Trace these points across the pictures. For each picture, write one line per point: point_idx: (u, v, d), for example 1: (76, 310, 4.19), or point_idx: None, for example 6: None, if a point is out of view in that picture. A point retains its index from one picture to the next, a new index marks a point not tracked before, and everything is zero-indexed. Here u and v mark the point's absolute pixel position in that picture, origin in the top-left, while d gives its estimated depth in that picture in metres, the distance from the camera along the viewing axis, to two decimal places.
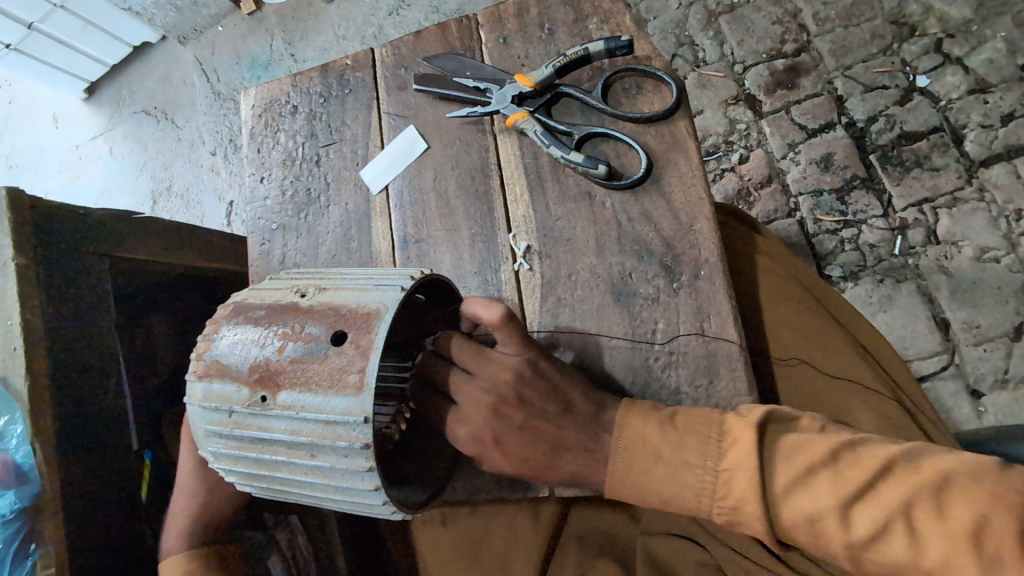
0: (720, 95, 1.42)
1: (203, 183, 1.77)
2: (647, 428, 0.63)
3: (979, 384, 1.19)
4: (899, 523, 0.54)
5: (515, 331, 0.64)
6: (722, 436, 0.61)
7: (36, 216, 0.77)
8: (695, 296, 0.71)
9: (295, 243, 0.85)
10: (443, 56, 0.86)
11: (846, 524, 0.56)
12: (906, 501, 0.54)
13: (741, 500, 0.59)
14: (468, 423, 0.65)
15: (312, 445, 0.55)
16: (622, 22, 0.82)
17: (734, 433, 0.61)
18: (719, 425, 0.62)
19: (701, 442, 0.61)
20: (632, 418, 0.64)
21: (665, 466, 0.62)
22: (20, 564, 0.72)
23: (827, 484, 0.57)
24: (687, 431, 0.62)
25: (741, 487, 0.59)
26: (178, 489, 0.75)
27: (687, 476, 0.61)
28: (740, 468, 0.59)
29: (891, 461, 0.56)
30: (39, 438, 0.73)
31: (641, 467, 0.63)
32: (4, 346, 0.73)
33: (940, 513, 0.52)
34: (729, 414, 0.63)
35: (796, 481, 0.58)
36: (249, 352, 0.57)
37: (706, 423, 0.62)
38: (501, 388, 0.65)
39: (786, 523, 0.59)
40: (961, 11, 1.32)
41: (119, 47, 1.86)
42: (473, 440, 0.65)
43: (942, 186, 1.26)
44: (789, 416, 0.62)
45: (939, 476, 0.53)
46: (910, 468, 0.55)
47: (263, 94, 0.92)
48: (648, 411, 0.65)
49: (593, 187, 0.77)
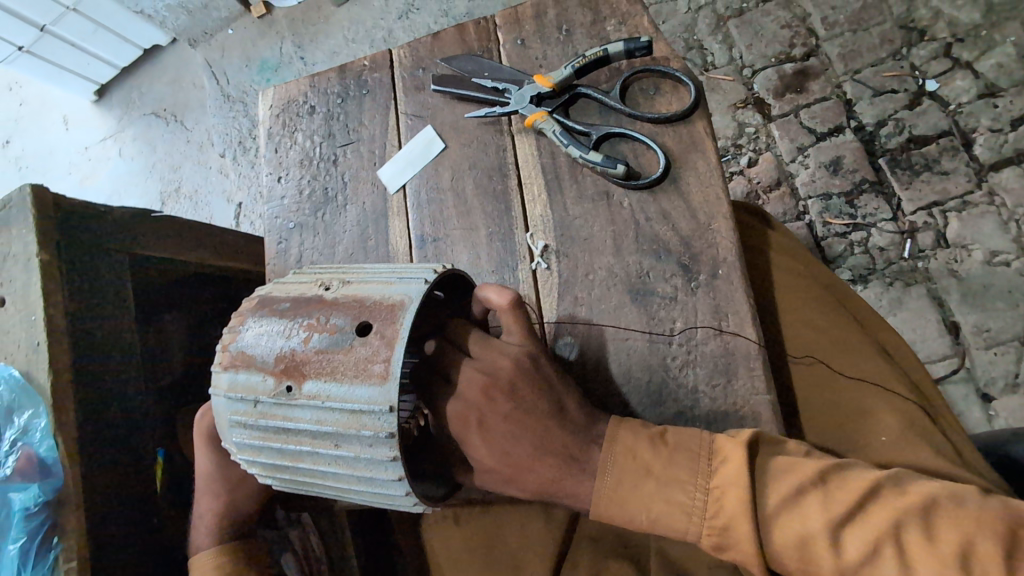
0: (730, 98, 1.42)
1: (212, 184, 1.78)
2: (638, 444, 0.63)
3: (990, 387, 1.18)
4: (888, 545, 0.55)
5: (522, 317, 0.65)
6: (712, 454, 0.61)
7: (61, 218, 0.80)
8: (714, 295, 0.71)
9: (312, 242, 0.85)
10: (461, 57, 0.86)
11: (836, 546, 0.56)
12: (896, 522, 0.55)
13: (732, 520, 0.59)
14: (459, 407, 0.65)
15: (337, 435, 0.56)
16: (640, 24, 0.82)
17: (725, 452, 0.61)
18: (709, 442, 0.62)
19: (690, 458, 0.62)
20: (623, 431, 0.64)
21: (655, 483, 0.62)
22: (44, 556, 0.75)
23: (817, 506, 0.57)
24: (677, 448, 0.62)
25: (732, 506, 0.59)
26: (200, 488, 0.76)
27: (677, 493, 0.61)
28: (731, 487, 0.59)
29: (878, 484, 0.57)
30: (62, 432, 0.76)
31: (630, 484, 0.63)
32: (28, 340, 0.77)
33: (929, 536, 0.54)
34: (719, 433, 0.63)
35: (787, 502, 0.58)
36: (275, 343, 0.58)
37: (696, 440, 0.62)
38: (507, 383, 0.64)
39: (777, 547, 0.59)
40: (971, 15, 1.33)
41: (130, 49, 1.88)
42: (459, 419, 0.65)
43: (951, 190, 1.26)
44: (777, 438, 0.63)
45: (926, 499, 0.55)
46: (896, 492, 0.57)
47: (281, 95, 0.93)
48: (638, 426, 0.64)
49: (611, 187, 0.77)
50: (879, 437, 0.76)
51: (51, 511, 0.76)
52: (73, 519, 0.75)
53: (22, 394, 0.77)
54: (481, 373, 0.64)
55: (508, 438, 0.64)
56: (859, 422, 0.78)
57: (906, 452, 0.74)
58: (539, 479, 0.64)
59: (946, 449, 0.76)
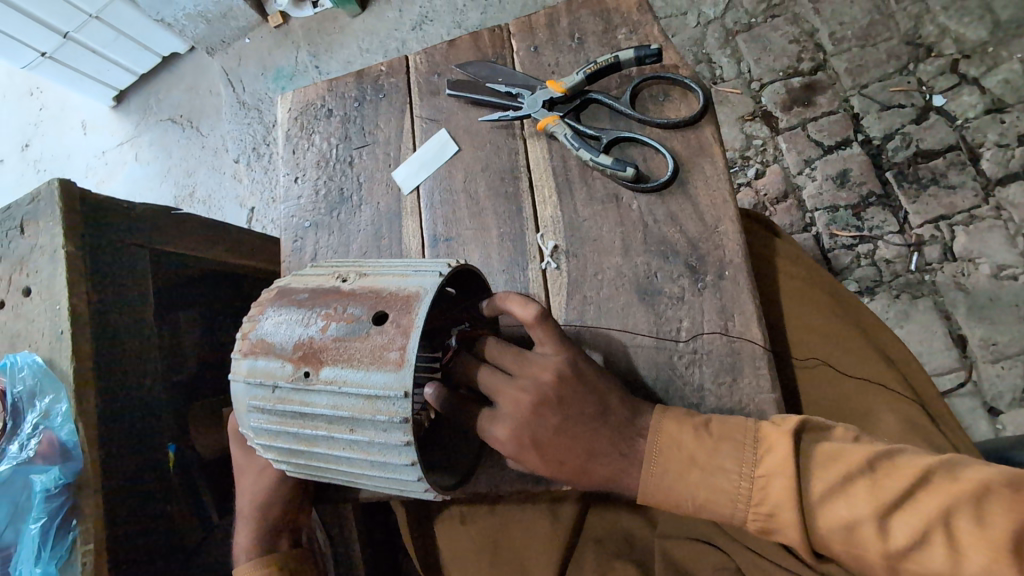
0: (738, 111, 1.44)
1: (225, 189, 1.82)
2: (683, 433, 0.64)
3: (997, 401, 1.18)
4: (937, 531, 0.54)
5: (554, 330, 0.66)
6: (757, 443, 0.62)
7: (85, 209, 0.83)
8: (720, 296, 0.73)
9: (327, 241, 0.87)
10: (476, 63, 0.89)
11: (883, 533, 0.56)
12: (946, 510, 0.54)
13: (777, 507, 0.59)
14: (511, 432, 0.64)
15: (352, 419, 0.58)
16: (650, 32, 0.85)
17: (771, 441, 0.61)
18: (755, 431, 0.62)
19: (735, 448, 0.62)
20: (666, 422, 0.65)
21: (700, 472, 0.62)
22: (62, 537, 0.77)
23: (864, 493, 0.57)
24: (722, 438, 0.63)
25: (778, 493, 0.59)
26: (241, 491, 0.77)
27: (722, 482, 0.61)
28: (776, 474, 0.59)
29: (928, 471, 0.56)
30: (84, 418, 0.78)
31: (675, 472, 0.63)
32: (52, 329, 0.79)
33: (979, 523, 0.52)
34: (765, 422, 0.63)
35: (833, 488, 0.58)
36: (294, 331, 0.60)
37: (741, 430, 0.63)
38: (542, 388, 0.65)
39: (822, 533, 0.58)
40: (977, 32, 1.35)
41: (149, 56, 1.93)
42: (513, 441, 0.64)
43: (958, 204, 1.28)
44: (824, 426, 0.62)
45: (978, 485, 0.53)
46: (948, 478, 0.55)
47: (299, 98, 0.96)
48: (683, 416, 0.65)
49: (621, 190, 0.79)
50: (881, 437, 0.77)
51: (71, 492, 0.77)
52: (91, 503, 0.77)
53: (44, 379, 0.79)
54: (523, 390, 0.65)
55: (527, 435, 0.64)
56: (861, 422, 0.79)
57: None
58: (594, 478, 0.65)
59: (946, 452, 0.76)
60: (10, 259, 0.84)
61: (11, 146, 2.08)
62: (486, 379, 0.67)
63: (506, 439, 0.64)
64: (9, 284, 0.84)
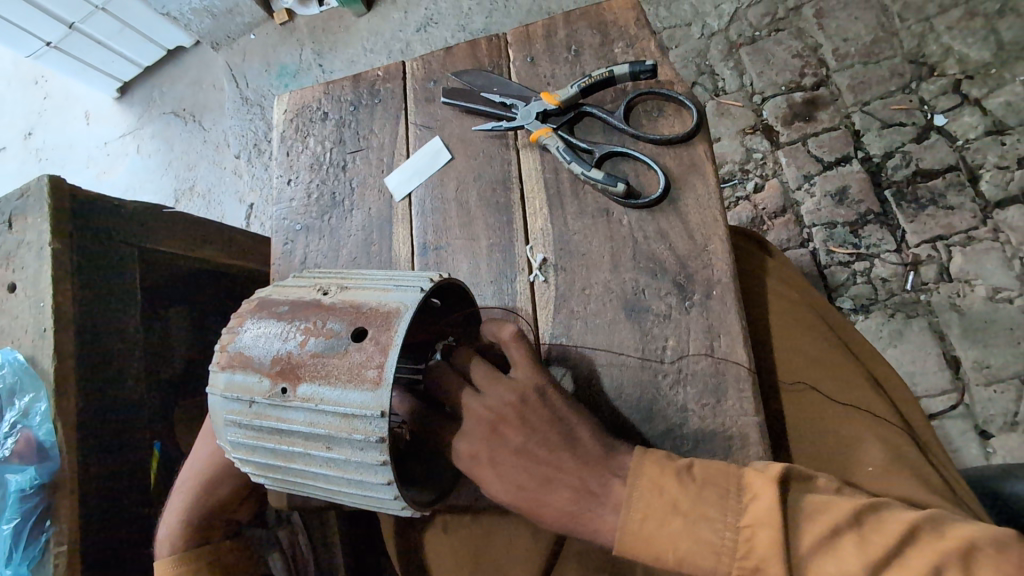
0: (739, 124, 1.44)
1: (224, 185, 1.82)
2: (664, 477, 0.60)
3: (988, 425, 1.18)
4: None
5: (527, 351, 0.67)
6: (741, 490, 0.58)
7: (75, 208, 0.84)
8: (707, 316, 0.72)
9: (317, 245, 0.87)
10: (472, 72, 0.89)
11: None
12: (938, 566, 0.53)
13: (764, 561, 0.56)
14: (485, 449, 0.65)
15: (328, 437, 0.57)
16: (648, 47, 0.84)
17: (756, 489, 0.58)
18: (738, 478, 0.59)
19: (718, 494, 0.59)
20: (647, 464, 0.62)
21: (683, 519, 0.59)
22: (35, 538, 0.78)
23: (852, 548, 0.55)
24: (704, 482, 0.59)
25: (765, 546, 0.56)
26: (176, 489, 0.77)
27: (704, 532, 0.58)
28: (763, 525, 0.57)
29: (916, 526, 0.55)
30: (62, 417, 0.79)
31: (654, 520, 0.59)
32: (35, 326, 0.80)
33: None
34: (748, 467, 0.60)
35: (820, 543, 0.56)
36: (272, 345, 0.60)
37: (724, 475, 0.59)
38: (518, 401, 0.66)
39: None
40: (981, 53, 1.34)
41: (153, 49, 1.93)
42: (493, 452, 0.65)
43: (956, 224, 1.27)
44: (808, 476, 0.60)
45: (966, 543, 0.53)
46: (936, 535, 0.55)
47: (295, 100, 0.96)
48: (664, 459, 0.62)
49: (611, 205, 0.79)
50: (866, 466, 0.76)
51: (44, 494, 0.78)
52: (67, 504, 0.78)
53: (26, 377, 0.80)
54: (500, 407, 0.66)
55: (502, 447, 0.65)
56: (846, 450, 0.78)
57: (891, 483, 0.74)
58: (558, 512, 0.63)
59: (935, 484, 0.76)
60: None
61: (13, 134, 2.08)
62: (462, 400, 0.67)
63: (477, 454, 0.66)
64: None
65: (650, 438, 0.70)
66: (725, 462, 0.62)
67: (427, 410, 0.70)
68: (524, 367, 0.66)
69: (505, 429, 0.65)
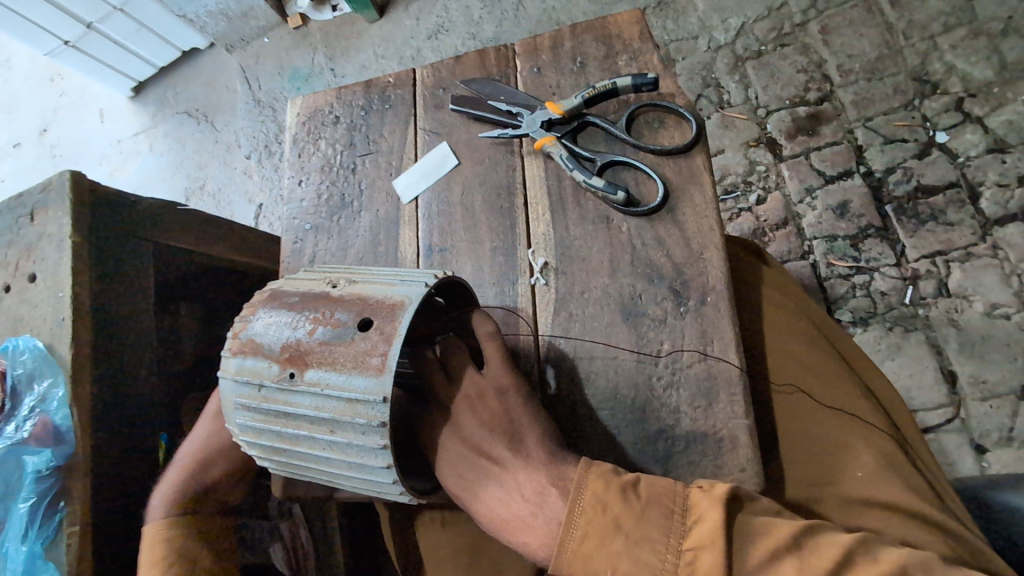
0: (743, 136, 1.47)
1: (235, 184, 1.85)
2: (609, 495, 0.62)
3: (984, 439, 1.19)
4: None
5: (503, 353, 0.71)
6: (686, 512, 0.60)
7: (95, 200, 0.87)
8: (701, 321, 0.74)
9: (326, 244, 0.90)
10: (480, 80, 0.92)
11: None
12: None
13: None
14: (461, 447, 0.69)
15: (332, 420, 0.60)
16: (651, 60, 0.87)
17: (700, 510, 0.60)
18: (683, 497, 0.61)
19: (663, 515, 0.60)
20: (590, 481, 0.63)
21: (625, 539, 0.60)
22: (49, 518, 0.80)
23: (793, 573, 0.57)
24: (650, 502, 0.61)
25: (707, 568, 0.57)
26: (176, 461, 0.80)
27: (645, 553, 0.59)
28: (706, 548, 0.58)
29: (851, 552, 0.57)
30: (77, 403, 0.82)
31: (596, 539, 0.61)
32: (53, 315, 0.83)
33: None
34: (694, 488, 0.62)
35: (765, 566, 0.57)
36: (282, 333, 0.62)
37: (670, 495, 0.61)
38: (509, 400, 0.69)
39: None
40: (984, 72, 1.36)
41: (170, 50, 1.97)
42: (475, 450, 0.68)
43: (956, 240, 1.29)
44: (751, 496, 0.62)
45: (897, 567, 0.56)
46: (869, 560, 0.57)
47: (309, 104, 0.99)
48: (610, 475, 0.63)
49: (611, 212, 0.81)
50: (856, 472, 0.79)
51: (60, 475, 0.81)
52: (79, 487, 0.81)
53: (43, 363, 0.83)
54: (465, 397, 0.70)
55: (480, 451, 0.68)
56: (835, 454, 0.80)
57: (880, 490, 0.77)
58: (505, 514, 0.66)
59: (922, 490, 0.78)
60: (18, 246, 0.88)
61: (30, 129, 2.13)
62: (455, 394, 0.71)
63: (456, 453, 0.69)
64: (15, 270, 0.88)
65: (643, 438, 0.72)
66: (672, 480, 0.63)
67: (421, 410, 0.72)
68: (501, 366, 0.70)
69: (478, 424, 0.69)
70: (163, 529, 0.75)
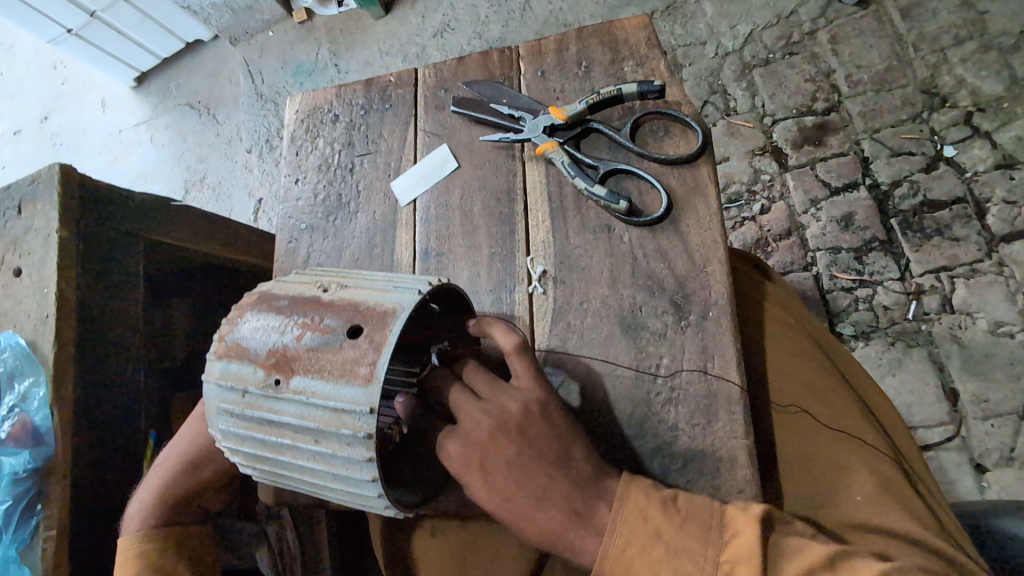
0: (748, 144, 1.45)
1: (235, 178, 1.83)
2: (649, 505, 0.61)
3: (984, 458, 1.17)
4: None
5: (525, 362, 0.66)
6: (723, 525, 0.60)
7: (83, 194, 0.85)
8: (702, 336, 0.72)
9: (321, 244, 0.88)
10: (482, 82, 0.90)
11: None
12: None
13: None
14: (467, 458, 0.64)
15: (317, 430, 0.58)
16: (656, 67, 0.85)
17: (737, 526, 0.59)
18: (720, 513, 0.61)
19: (701, 527, 0.60)
20: (632, 491, 0.62)
21: (664, 548, 0.60)
22: (26, 521, 0.79)
23: None
24: (688, 514, 0.61)
25: None
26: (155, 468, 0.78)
27: (685, 562, 0.59)
28: (741, 562, 0.58)
29: None
30: (58, 402, 0.80)
31: (636, 547, 0.61)
32: (37, 312, 0.81)
33: None
34: (732, 504, 0.61)
35: None
36: (269, 338, 0.61)
37: (708, 509, 0.61)
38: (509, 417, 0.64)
39: None
40: (994, 86, 1.34)
41: (173, 41, 1.95)
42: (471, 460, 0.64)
43: (961, 256, 1.27)
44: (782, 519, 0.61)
45: None
46: None
47: (307, 101, 0.97)
48: (650, 486, 0.63)
49: (613, 222, 0.79)
50: (854, 496, 0.76)
51: (38, 478, 0.79)
52: (58, 488, 0.79)
53: (24, 362, 0.81)
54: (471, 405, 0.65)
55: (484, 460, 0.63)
56: (833, 480, 0.78)
57: (879, 514, 0.74)
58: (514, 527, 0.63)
59: (922, 516, 0.76)
60: (5, 239, 0.86)
61: (30, 116, 2.11)
62: (454, 399, 0.66)
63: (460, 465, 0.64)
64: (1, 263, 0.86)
65: (639, 454, 0.70)
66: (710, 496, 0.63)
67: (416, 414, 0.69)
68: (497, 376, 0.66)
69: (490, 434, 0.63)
70: (140, 542, 0.74)
